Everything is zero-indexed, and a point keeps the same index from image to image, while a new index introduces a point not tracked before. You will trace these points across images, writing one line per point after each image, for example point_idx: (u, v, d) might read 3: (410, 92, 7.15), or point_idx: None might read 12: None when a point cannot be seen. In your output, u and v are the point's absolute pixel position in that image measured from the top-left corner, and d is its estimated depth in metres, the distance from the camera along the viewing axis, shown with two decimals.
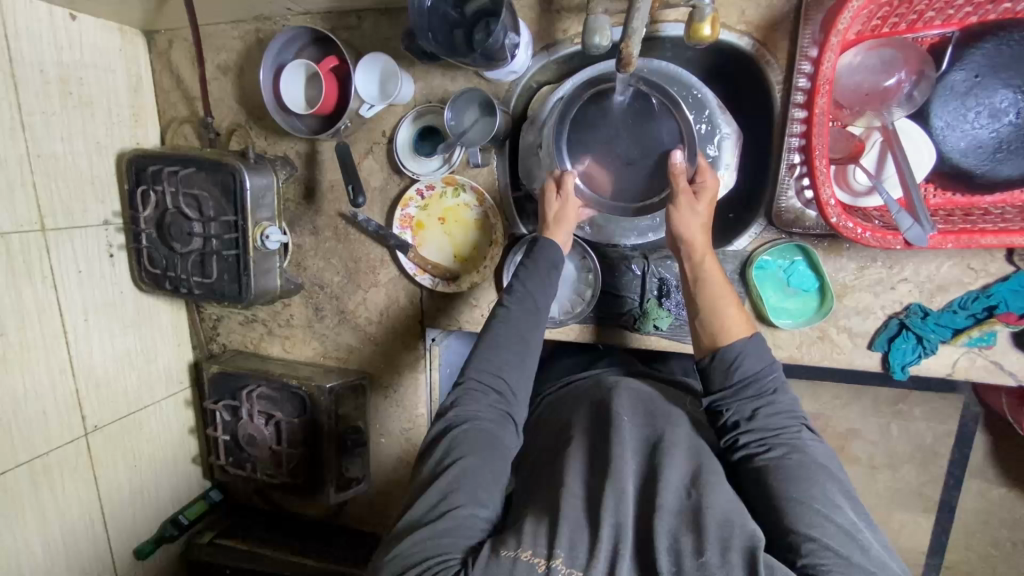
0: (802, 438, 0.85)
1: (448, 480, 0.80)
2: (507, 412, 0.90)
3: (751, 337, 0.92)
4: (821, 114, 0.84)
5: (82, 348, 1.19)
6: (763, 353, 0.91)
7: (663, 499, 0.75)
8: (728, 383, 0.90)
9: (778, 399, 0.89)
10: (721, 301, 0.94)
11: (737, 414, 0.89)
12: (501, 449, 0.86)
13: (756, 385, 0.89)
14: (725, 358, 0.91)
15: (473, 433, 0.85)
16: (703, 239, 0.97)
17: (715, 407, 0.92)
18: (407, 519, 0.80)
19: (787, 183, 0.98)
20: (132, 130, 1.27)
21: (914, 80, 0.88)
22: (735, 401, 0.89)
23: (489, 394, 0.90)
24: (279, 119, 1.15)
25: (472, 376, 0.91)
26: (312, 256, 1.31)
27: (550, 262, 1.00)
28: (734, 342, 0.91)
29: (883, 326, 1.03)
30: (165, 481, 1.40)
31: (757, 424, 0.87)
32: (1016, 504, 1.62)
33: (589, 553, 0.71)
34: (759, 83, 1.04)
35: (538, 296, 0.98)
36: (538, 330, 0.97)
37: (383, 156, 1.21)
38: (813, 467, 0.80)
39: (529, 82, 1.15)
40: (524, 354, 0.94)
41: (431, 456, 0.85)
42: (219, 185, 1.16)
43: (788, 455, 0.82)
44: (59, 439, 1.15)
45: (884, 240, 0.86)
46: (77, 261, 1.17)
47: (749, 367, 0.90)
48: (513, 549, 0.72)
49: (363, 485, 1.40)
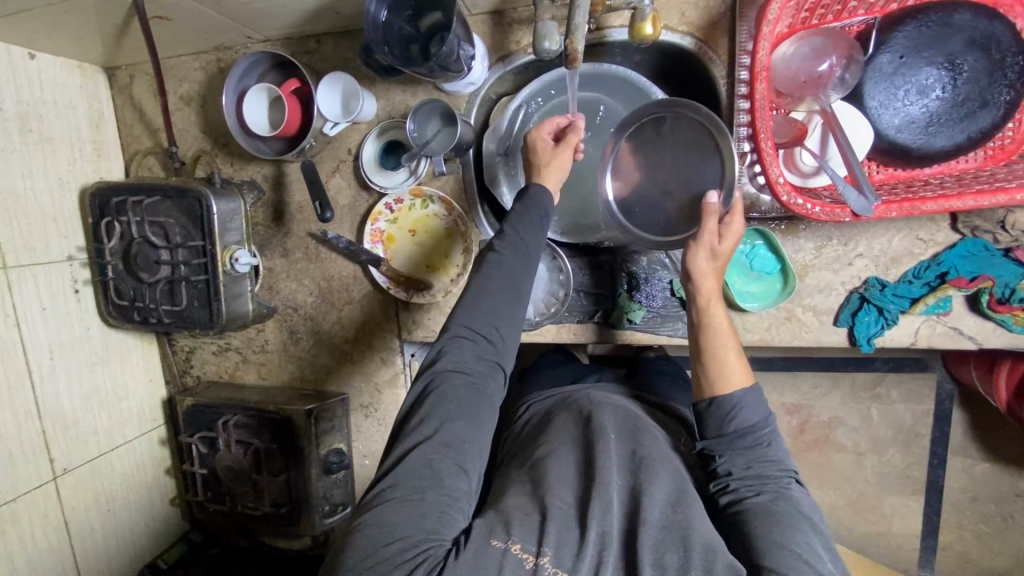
0: (794, 493, 0.81)
1: (435, 440, 0.76)
2: (496, 364, 0.85)
3: (751, 388, 0.87)
4: (762, 98, 0.89)
5: (49, 388, 1.15)
6: (761, 405, 0.87)
7: (649, 513, 0.75)
8: (723, 431, 0.86)
9: (772, 452, 0.85)
10: (723, 349, 0.90)
11: (729, 464, 0.85)
12: (488, 401, 0.82)
13: (751, 436, 0.85)
14: (722, 406, 0.87)
15: (459, 387, 0.81)
16: (713, 284, 0.92)
17: (707, 451, 0.88)
18: (387, 481, 0.75)
19: (741, 171, 1.02)
20: (95, 165, 1.27)
21: (845, 64, 0.93)
22: (728, 448, 0.85)
23: (477, 342, 0.84)
24: (242, 141, 1.16)
25: (460, 325, 0.85)
26: (284, 278, 1.31)
27: (542, 209, 0.94)
28: (733, 393, 0.87)
29: (846, 301, 1.06)
30: (141, 523, 1.35)
31: (749, 475, 0.83)
32: (1000, 477, 1.60)
33: (578, 551, 0.71)
34: (704, 79, 1.09)
35: (532, 247, 0.91)
36: (528, 280, 0.90)
37: (350, 173, 1.22)
38: (803, 522, 0.76)
39: (488, 93, 1.19)
40: (515, 301, 0.88)
41: (413, 418, 0.79)
42: (186, 211, 1.16)
43: (778, 508, 0.78)
44: (26, 484, 1.10)
45: (833, 214, 0.90)
46: (41, 299, 1.14)
47: (745, 416, 0.85)
48: (503, 540, 0.72)
49: (348, 511, 1.36)
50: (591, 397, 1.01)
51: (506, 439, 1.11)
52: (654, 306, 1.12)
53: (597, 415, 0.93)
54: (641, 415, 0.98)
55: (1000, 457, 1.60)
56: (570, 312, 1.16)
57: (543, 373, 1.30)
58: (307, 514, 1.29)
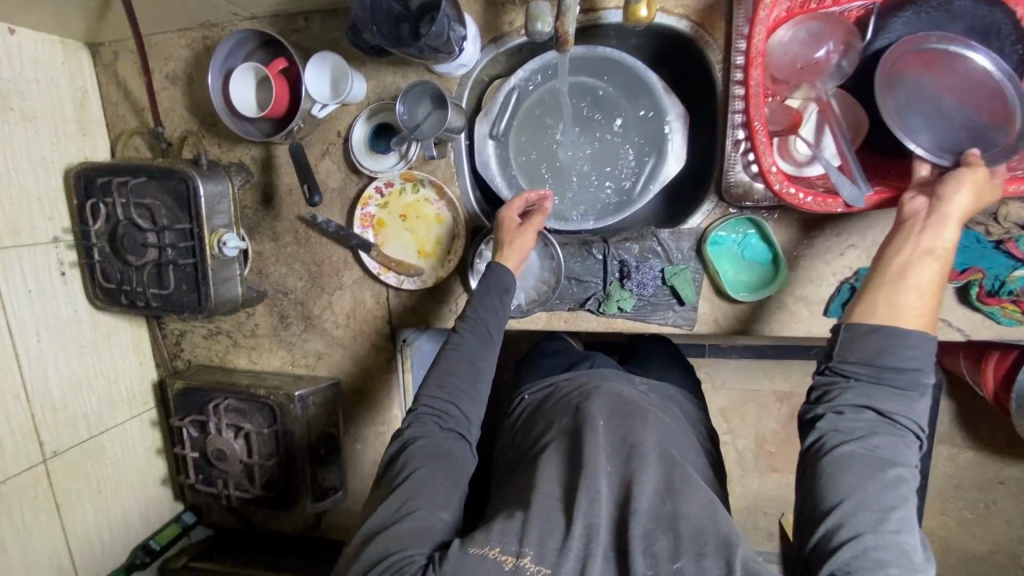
0: (903, 449, 0.72)
1: (402, 493, 0.80)
2: (464, 431, 0.88)
3: (926, 336, 0.73)
4: (756, 86, 0.87)
5: (37, 371, 1.15)
6: (929, 352, 0.73)
7: (639, 503, 0.76)
8: (877, 365, 0.73)
9: (916, 401, 0.73)
10: (908, 276, 0.75)
11: (854, 403, 0.74)
12: (453, 466, 0.84)
13: (908, 376, 0.72)
14: (886, 337, 0.73)
15: (428, 451, 0.84)
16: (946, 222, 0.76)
17: (842, 374, 0.76)
18: (366, 527, 0.79)
19: (734, 158, 1.00)
20: (80, 145, 1.24)
21: (842, 50, 0.91)
22: (868, 383, 0.74)
23: (442, 415, 0.88)
24: (229, 123, 1.14)
25: (425, 403, 0.89)
26: (274, 262, 1.30)
27: (502, 287, 0.96)
28: (904, 327, 0.73)
29: (836, 292, 1.06)
30: (133, 506, 1.36)
31: (866, 423, 0.73)
32: (984, 465, 1.63)
33: (561, 545, 0.72)
34: (700, 65, 1.07)
35: (489, 322, 0.94)
36: (489, 353, 0.93)
37: (340, 156, 1.20)
38: (895, 489, 0.70)
39: (480, 75, 1.17)
40: (476, 382, 0.90)
41: (386, 478, 0.84)
42: (173, 194, 1.15)
43: (881, 469, 0.70)
44: (16, 465, 1.11)
45: (826, 204, 0.88)
46: (27, 280, 1.13)
47: (904, 353, 0.72)
48: (481, 546, 0.72)
49: (340, 494, 1.39)
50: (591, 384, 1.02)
51: (502, 432, 1.12)
52: (645, 294, 1.11)
53: (586, 404, 0.95)
54: (640, 400, 1.00)
55: (985, 444, 1.62)
56: (562, 299, 1.15)
57: (534, 362, 1.30)
58: (299, 497, 1.31)
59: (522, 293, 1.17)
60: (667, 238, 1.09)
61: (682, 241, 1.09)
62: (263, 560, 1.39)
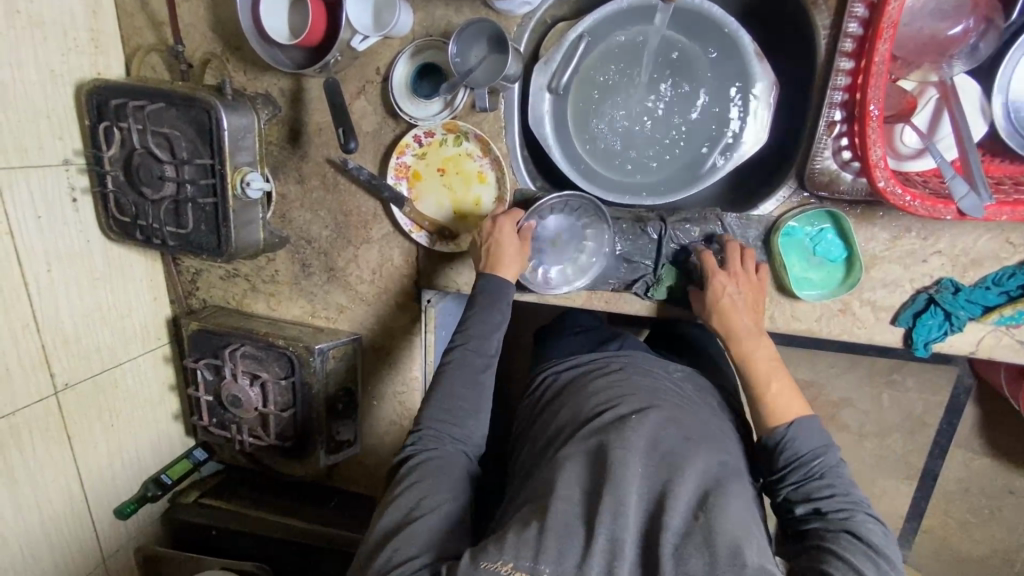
0: (865, 527, 0.78)
1: (406, 508, 0.83)
2: (470, 444, 0.93)
3: (808, 417, 0.87)
4: (882, 62, 0.76)
5: (47, 301, 1.09)
6: (815, 436, 0.85)
7: (670, 517, 0.73)
8: (777, 467, 0.86)
9: (834, 484, 0.82)
10: (764, 385, 0.89)
11: (791, 494, 0.84)
12: (458, 480, 0.87)
13: (801, 470, 0.84)
14: (770, 443, 0.87)
15: (434, 461, 0.88)
16: (744, 321, 0.92)
17: (769, 488, 0.88)
18: (375, 541, 0.81)
19: (824, 143, 0.90)
20: (93, 58, 1.12)
21: (982, 29, 0.80)
22: (784, 484, 0.85)
23: (445, 437, 0.91)
24: (257, 48, 1.01)
25: (428, 423, 0.92)
26: (298, 207, 1.21)
27: (503, 310, 0.95)
28: (793, 419, 0.86)
29: (910, 301, 0.97)
30: (147, 442, 1.34)
31: (811, 508, 0.82)
32: (1000, 474, 1.58)
33: (580, 562, 0.70)
34: (801, 27, 0.93)
35: (487, 330, 0.94)
36: (490, 369, 0.95)
37: (377, 97, 1.08)
38: (863, 552, 0.75)
39: (543, 16, 1.03)
40: (478, 399, 0.93)
41: (392, 494, 0.87)
42: (194, 123, 1.04)
43: (836, 541, 0.76)
44: (26, 398, 1.07)
45: (934, 209, 0.78)
46: (36, 206, 1.05)
47: (787, 453, 0.85)
48: (494, 561, 0.71)
49: (355, 448, 1.36)
50: (620, 378, 0.99)
51: (524, 404, 1.13)
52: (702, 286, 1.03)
53: (617, 404, 0.91)
54: (669, 396, 0.94)
55: (1004, 455, 1.57)
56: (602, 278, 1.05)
57: (562, 339, 1.23)
58: (312, 449, 1.28)
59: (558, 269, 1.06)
60: (732, 223, 1.01)
61: (749, 229, 1.00)
62: (280, 503, 1.39)
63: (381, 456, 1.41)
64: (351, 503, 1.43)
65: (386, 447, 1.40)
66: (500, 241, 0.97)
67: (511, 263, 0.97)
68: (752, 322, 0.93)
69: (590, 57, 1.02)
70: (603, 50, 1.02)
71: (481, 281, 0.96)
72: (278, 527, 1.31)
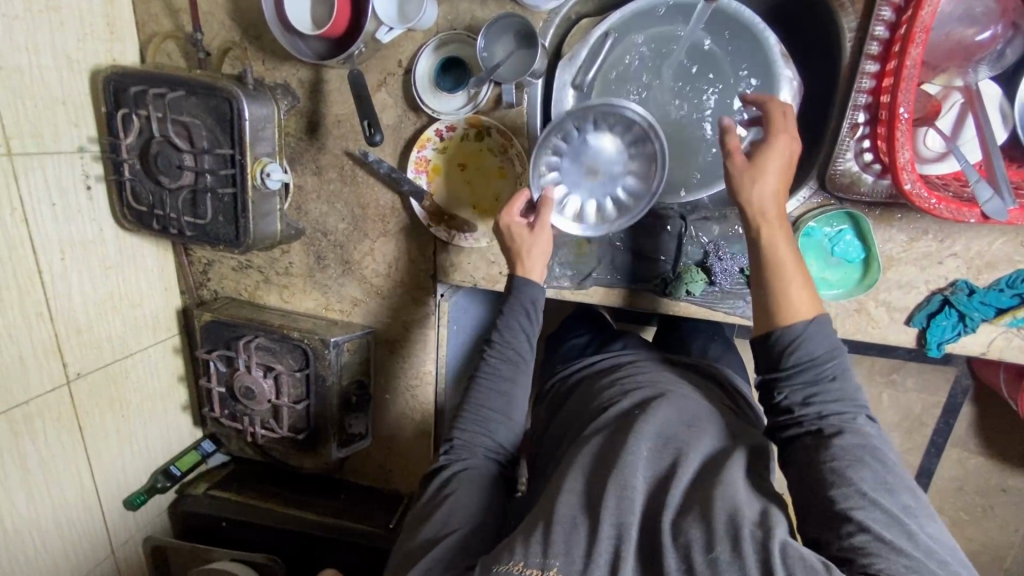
0: (864, 431, 0.75)
1: (439, 515, 0.83)
2: (500, 457, 0.93)
3: (821, 315, 0.80)
4: (913, 66, 0.76)
5: (61, 290, 1.08)
6: (828, 337, 0.79)
7: (671, 496, 0.74)
8: (785, 366, 0.79)
9: (839, 386, 0.78)
10: (787, 272, 0.81)
11: (793, 397, 0.79)
12: (492, 487, 0.88)
13: (810, 372, 0.78)
14: (781, 341, 0.79)
15: (465, 476, 0.88)
16: (773, 186, 0.82)
17: (768, 385, 0.82)
18: (406, 551, 0.81)
19: (847, 145, 0.91)
20: (109, 44, 1.10)
21: (1009, 36, 0.81)
22: (790, 383, 0.79)
23: (476, 447, 0.92)
24: (280, 39, 1.00)
25: (459, 434, 0.93)
26: (314, 199, 1.20)
27: (530, 303, 0.95)
28: (807, 319, 0.79)
29: (925, 301, 0.99)
30: (156, 433, 1.34)
31: (812, 412, 0.77)
32: (993, 473, 1.61)
33: (588, 552, 0.70)
34: (827, 29, 0.94)
35: (519, 346, 0.95)
36: (522, 375, 0.95)
37: (398, 90, 1.08)
38: (864, 459, 0.72)
39: (567, 12, 1.03)
40: (509, 406, 0.94)
41: (424, 500, 0.88)
42: (214, 112, 1.04)
43: (837, 451, 0.73)
44: (38, 388, 1.06)
45: (959, 213, 0.79)
46: (51, 193, 1.04)
47: (800, 352, 0.78)
48: (506, 563, 0.70)
49: (366, 440, 1.36)
50: (624, 375, 1.00)
51: (541, 403, 1.14)
52: (721, 284, 1.03)
53: (620, 398, 0.93)
54: (682, 387, 0.95)
55: (1000, 455, 1.59)
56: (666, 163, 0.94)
57: (567, 340, 1.24)
58: (324, 442, 1.29)
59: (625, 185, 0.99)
60: None
61: None
62: (288, 496, 1.38)
63: (391, 448, 1.41)
64: (360, 496, 1.43)
65: (396, 440, 1.40)
66: (517, 243, 0.96)
67: (538, 264, 0.96)
68: (781, 198, 0.83)
69: (613, 55, 1.02)
70: (625, 50, 1.02)
71: (511, 283, 0.97)
72: (287, 519, 1.30)
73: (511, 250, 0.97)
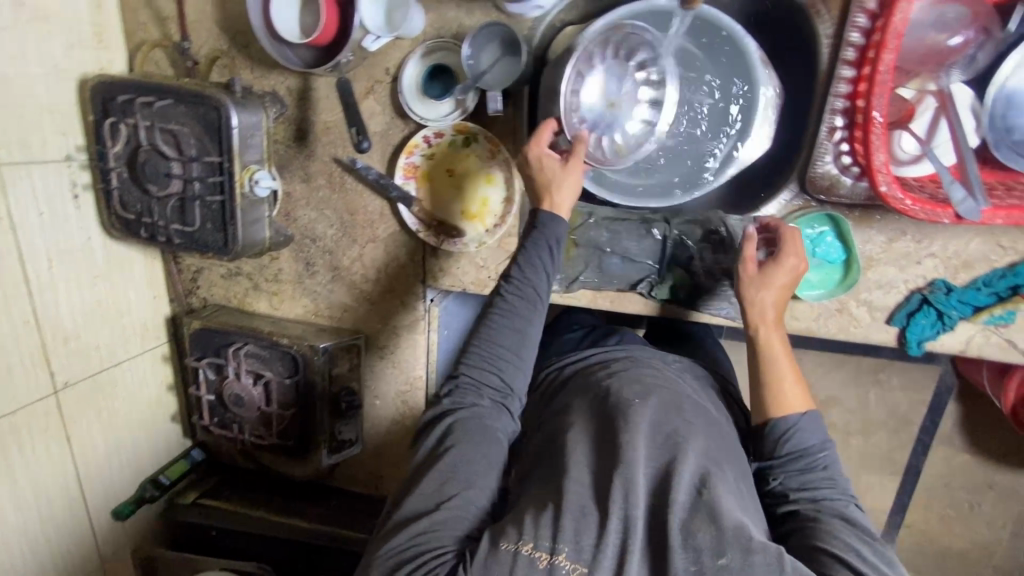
0: (857, 518, 0.80)
1: (442, 465, 0.81)
2: (506, 400, 0.89)
3: (811, 415, 0.89)
4: (886, 70, 0.78)
5: (48, 299, 1.07)
6: (818, 431, 0.88)
7: (677, 495, 0.75)
8: (778, 453, 0.88)
9: (829, 475, 0.85)
10: (782, 377, 0.91)
11: (787, 483, 0.86)
12: (496, 436, 0.86)
13: (801, 457, 0.87)
14: (775, 429, 0.89)
15: (466, 423, 0.85)
16: (771, 299, 0.92)
17: (764, 472, 0.90)
18: (399, 515, 0.80)
19: (826, 147, 0.93)
20: (96, 53, 1.11)
21: (980, 40, 0.84)
22: (783, 470, 0.87)
23: (483, 388, 0.89)
24: (269, 47, 1.01)
25: (465, 373, 0.89)
26: (303, 206, 1.21)
27: (553, 239, 0.91)
28: (800, 418, 0.89)
29: (904, 301, 1.01)
30: (145, 442, 1.33)
31: (804, 495, 0.84)
32: (979, 469, 1.63)
33: (597, 542, 0.72)
34: (805, 35, 0.97)
35: (537, 284, 0.91)
36: (536, 318, 0.91)
37: (386, 97, 1.09)
38: (854, 532, 0.77)
39: (553, 20, 1.05)
40: (520, 348, 0.90)
41: (427, 441, 0.86)
42: (202, 120, 1.04)
43: (830, 524, 0.79)
44: (26, 397, 1.06)
45: (933, 214, 0.81)
46: (38, 202, 1.04)
47: (792, 440, 0.88)
48: (513, 541, 0.73)
49: (356, 447, 1.36)
50: (621, 367, 1.00)
51: (534, 390, 1.14)
52: (706, 286, 1.06)
53: (618, 387, 0.93)
54: (669, 383, 0.96)
55: (984, 450, 1.62)
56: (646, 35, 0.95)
57: (561, 335, 1.26)
58: (315, 449, 1.29)
59: (647, 94, 0.99)
60: (735, 224, 1.04)
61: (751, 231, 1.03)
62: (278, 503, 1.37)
63: (382, 455, 1.41)
64: (349, 502, 1.42)
65: (387, 446, 1.40)
66: (547, 176, 0.93)
67: (567, 198, 0.93)
68: (780, 307, 0.93)
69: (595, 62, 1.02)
70: None
71: (540, 217, 0.93)
72: (279, 527, 1.30)
73: (539, 185, 0.94)
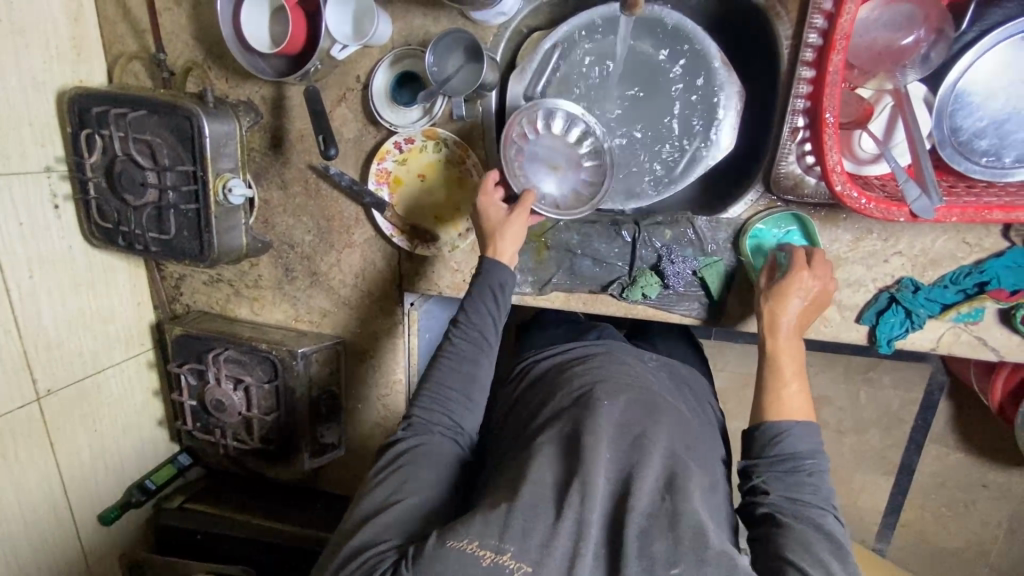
0: (832, 530, 0.79)
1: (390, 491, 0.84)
2: (457, 438, 0.92)
3: (810, 422, 0.85)
4: (836, 72, 0.80)
5: (29, 307, 1.10)
6: (810, 436, 0.84)
7: (637, 501, 0.75)
8: (766, 456, 0.84)
9: (815, 482, 0.82)
10: (783, 378, 0.87)
11: (770, 483, 0.83)
12: (444, 467, 0.88)
13: (789, 463, 0.83)
14: (767, 433, 0.84)
15: (416, 454, 0.88)
16: (796, 310, 0.89)
17: (749, 471, 0.86)
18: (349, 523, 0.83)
19: (789, 148, 0.94)
20: (75, 66, 1.13)
21: (932, 39, 0.86)
22: (768, 473, 0.84)
23: (435, 424, 0.92)
24: (239, 57, 1.03)
25: (419, 412, 0.93)
26: (281, 213, 1.22)
27: (497, 286, 0.94)
28: (800, 422, 0.85)
29: (873, 300, 1.01)
30: (131, 447, 1.35)
31: (785, 501, 0.81)
32: (972, 467, 1.61)
33: (545, 541, 0.71)
34: (766, 36, 0.97)
35: (484, 328, 0.95)
36: (486, 358, 0.95)
37: (358, 104, 1.11)
38: (827, 548, 0.76)
39: (518, 26, 1.06)
40: (469, 389, 0.93)
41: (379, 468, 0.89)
42: (175, 130, 1.06)
43: (806, 537, 0.77)
44: (9, 402, 1.08)
45: (888, 212, 0.81)
46: (18, 213, 1.06)
47: (781, 443, 0.83)
48: (461, 539, 0.71)
49: (339, 450, 1.38)
50: (593, 365, 1.00)
51: (507, 384, 1.15)
52: (675, 287, 1.06)
53: (591, 387, 0.94)
54: (642, 380, 0.97)
55: (977, 448, 1.60)
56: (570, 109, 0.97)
57: (543, 330, 1.24)
58: (297, 452, 1.30)
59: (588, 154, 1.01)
60: (703, 225, 1.03)
61: (720, 231, 1.03)
62: (262, 507, 1.39)
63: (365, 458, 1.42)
64: (333, 505, 1.44)
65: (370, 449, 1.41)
66: (490, 226, 0.97)
67: (510, 248, 0.96)
68: (798, 321, 0.90)
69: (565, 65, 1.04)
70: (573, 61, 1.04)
71: (483, 266, 0.96)
72: (262, 530, 1.31)
73: (484, 233, 0.98)
